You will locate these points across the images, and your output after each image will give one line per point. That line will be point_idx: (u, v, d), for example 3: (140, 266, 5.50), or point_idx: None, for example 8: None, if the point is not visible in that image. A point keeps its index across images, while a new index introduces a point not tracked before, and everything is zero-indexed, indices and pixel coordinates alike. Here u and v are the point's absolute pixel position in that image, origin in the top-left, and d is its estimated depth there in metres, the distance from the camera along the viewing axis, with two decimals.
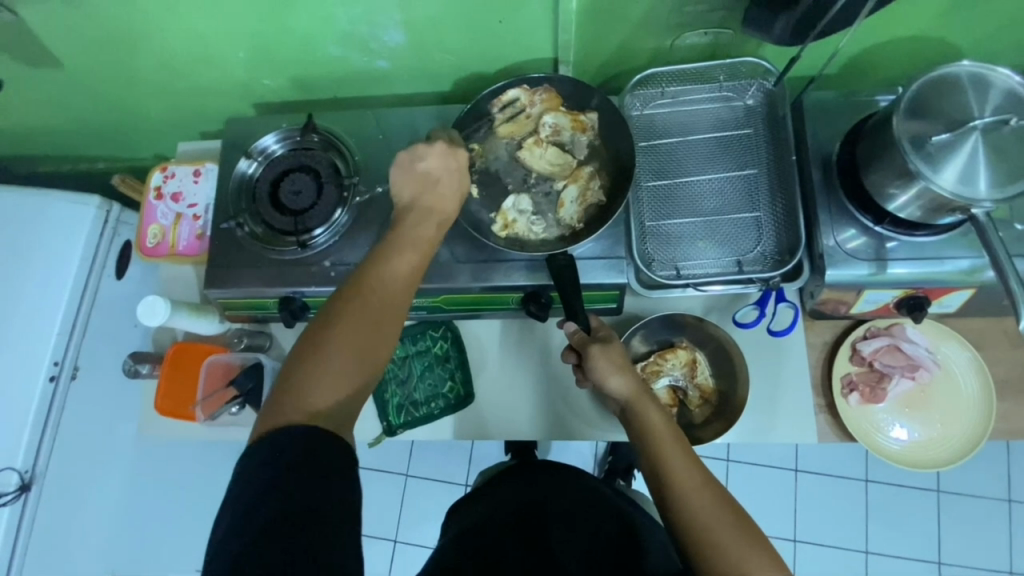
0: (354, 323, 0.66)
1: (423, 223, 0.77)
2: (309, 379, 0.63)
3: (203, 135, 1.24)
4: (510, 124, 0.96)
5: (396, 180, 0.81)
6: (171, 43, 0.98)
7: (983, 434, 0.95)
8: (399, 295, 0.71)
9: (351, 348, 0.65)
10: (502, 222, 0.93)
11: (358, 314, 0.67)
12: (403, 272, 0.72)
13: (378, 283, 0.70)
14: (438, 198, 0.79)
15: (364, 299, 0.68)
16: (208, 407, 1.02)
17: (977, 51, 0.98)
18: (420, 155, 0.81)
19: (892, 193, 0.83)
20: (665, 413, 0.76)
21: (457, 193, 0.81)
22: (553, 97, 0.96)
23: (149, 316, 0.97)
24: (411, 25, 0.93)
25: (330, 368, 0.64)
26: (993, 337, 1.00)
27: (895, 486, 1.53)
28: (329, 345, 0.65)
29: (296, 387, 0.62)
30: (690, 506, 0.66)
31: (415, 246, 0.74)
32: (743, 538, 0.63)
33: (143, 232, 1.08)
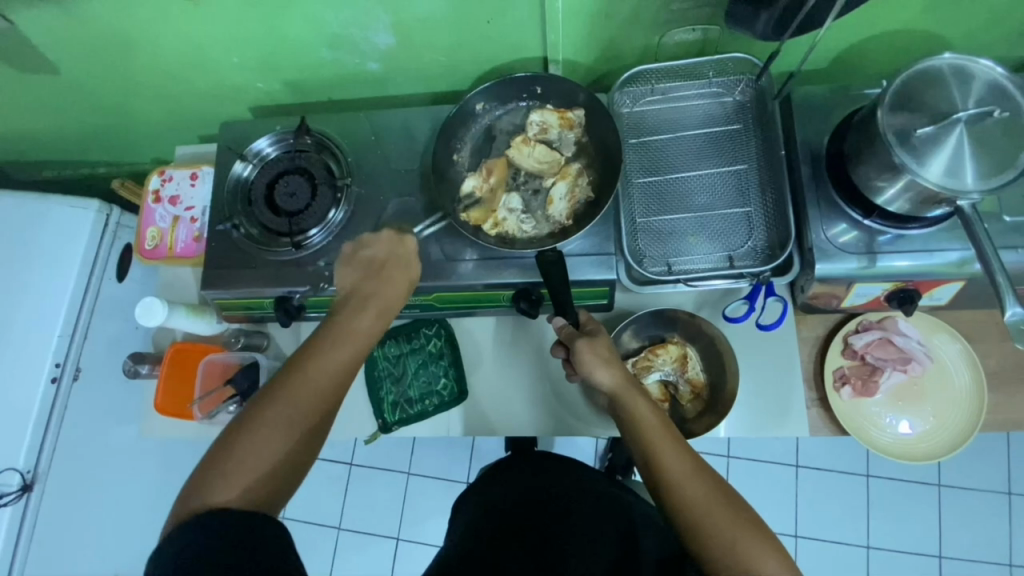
0: (271, 418, 0.68)
1: (363, 313, 0.78)
2: (218, 470, 0.65)
3: (201, 138, 1.26)
4: (479, 209, 0.95)
5: (343, 270, 0.84)
6: (166, 49, 1.00)
7: (976, 427, 0.94)
8: (325, 392, 0.72)
9: (264, 443, 0.67)
10: (493, 223, 0.94)
11: (277, 417, 0.68)
12: (334, 366, 0.73)
13: (305, 377, 0.71)
14: (384, 287, 0.81)
15: (284, 403, 0.69)
16: (206, 405, 1.05)
17: (966, 44, 0.98)
18: (366, 244, 0.85)
19: (880, 186, 0.84)
20: (653, 403, 0.76)
21: (404, 280, 0.83)
22: (501, 167, 0.96)
23: (147, 318, 0.99)
24: (401, 27, 0.95)
25: (242, 473, 0.65)
26: (985, 328, 1.00)
27: (895, 481, 1.53)
28: (243, 439, 0.67)
29: (207, 476, 0.64)
30: (684, 494, 0.67)
31: (350, 344, 0.75)
32: (739, 524, 0.64)
33: (142, 234, 1.10)
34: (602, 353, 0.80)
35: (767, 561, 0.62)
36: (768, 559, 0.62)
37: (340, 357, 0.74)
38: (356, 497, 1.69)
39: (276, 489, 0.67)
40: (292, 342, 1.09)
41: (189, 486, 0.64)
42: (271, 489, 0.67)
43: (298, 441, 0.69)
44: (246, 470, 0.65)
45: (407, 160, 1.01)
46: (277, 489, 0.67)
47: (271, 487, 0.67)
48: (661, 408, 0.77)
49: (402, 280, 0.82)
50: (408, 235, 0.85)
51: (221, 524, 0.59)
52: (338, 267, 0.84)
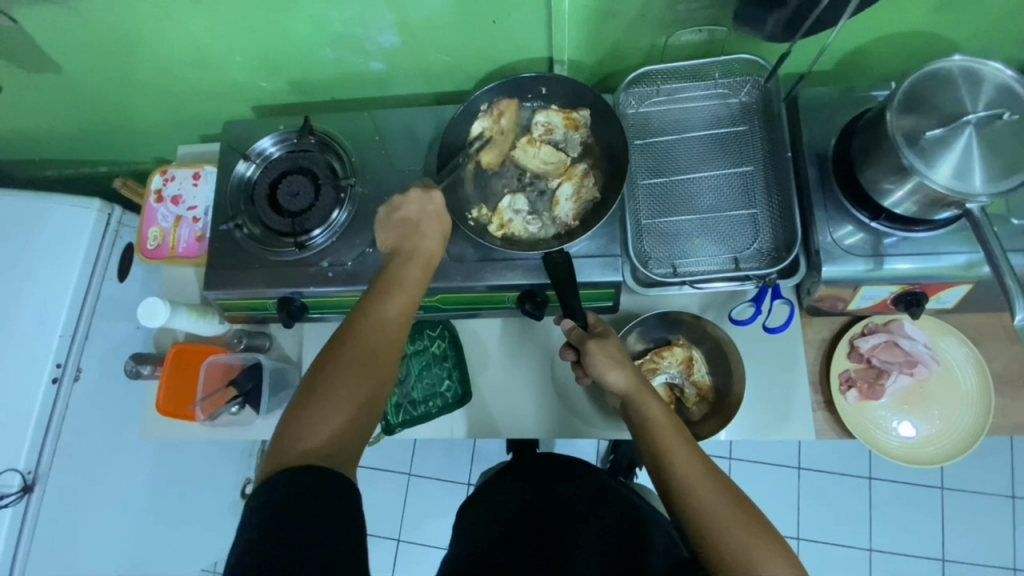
0: (348, 364, 0.68)
1: (412, 267, 0.79)
2: (307, 413, 0.65)
3: (203, 138, 1.25)
4: (484, 207, 0.96)
5: (382, 232, 0.85)
6: (169, 48, 0.99)
7: (981, 432, 0.94)
8: (392, 337, 0.73)
9: (345, 389, 0.67)
10: (498, 222, 0.94)
11: (352, 356, 0.69)
12: (394, 311, 0.74)
13: (371, 323, 0.72)
14: (423, 238, 0.82)
15: (356, 344, 0.70)
16: (208, 406, 1.03)
17: (973, 46, 0.98)
18: (400, 203, 0.85)
19: (888, 189, 0.83)
20: (666, 405, 0.76)
21: (438, 229, 0.84)
22: (511, 104, 0.96)
23: (149, 317, 0.99)
24: (405, 27, 0.94)
25: (330, 411, 0.66)
26: (991, 332, 1.00)
27: (898, 483, 1.52)
28: (323, 389, 0.67)
29: (294, 426, 0.65)
30: (693, 499, 0.66)
31: (405, 287, 0.77)
32: (748, 530, 0.63)
33: (143, 234, 1.10)
34: (616, 351, 0.80)
35: (776, 567, 0.61)
36: (774, 566, 0.61)
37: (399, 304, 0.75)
38: None
39: (363, 434, 0.68)
40: (295, 343, 1.09)
41: (279, 436, 0.65)
42: (359, 434, 0.67)
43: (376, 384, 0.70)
44: (332, 408, 0.66)
45: (411, 160, 1.01)
46: (363, 434, 0.68)
47: (359, 421, 0.67)
48: (673, 411, 0.77)
49: (438, 232, 0.84)
50: (434, 188, 0.85)
51: (318, 473, 0.60)
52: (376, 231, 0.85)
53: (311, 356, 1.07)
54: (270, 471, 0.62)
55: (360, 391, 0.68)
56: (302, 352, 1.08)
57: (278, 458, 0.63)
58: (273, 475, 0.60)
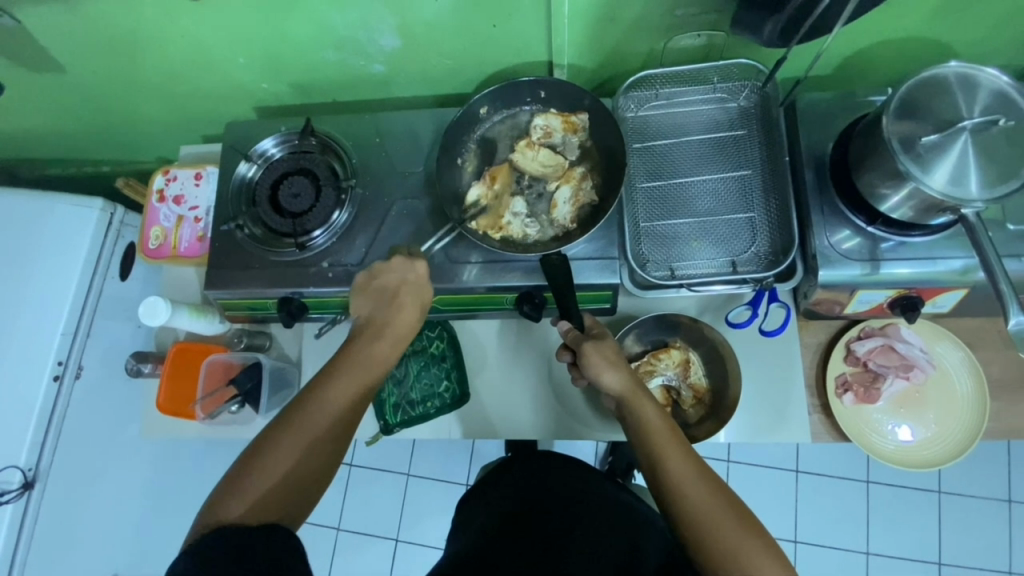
0: (283, 443, 0.69)
1: (377, 344, 0.79)
2: (236, 491, 0.66)
3: (205, 138, 1.26)
4: (487, 216, 0.95)
5: (357, 299, 0.85)
6: (172, 49, 1.00)
7: (976, 436, 0.94)
8: (335, 418, 0.72)
9: (275, 466, 0.68)
10: (496, 228, 0.95)
11: (294, 440, 0.70)
12: (346, 391, 0.74)
13: (318, 400, 0.73)
14: (397, 315, 0.82)
15: (300, 429, 0.70)
16: (208, 405, 1.04)
17: (970, 52, 0.99)
18: (379, 273, 0.85)
19: (883, 194, 0.84)
20: (661, 408, 0.76)
21: (416, 302, 0.83)
22: (506, 175, 0.96)
23: (150, 317, 0.99)
24: (406, 30, 0.95)
25: (259, 494, 0.66)
26: (987, 336, 1.00)
27: (895, 487, 1.53)
28: (256, 462, 0.68)
29: (222, 500, 0.65)
30: (685, 498, 0.67)
31: (365, 372, 0.77)
32: (739, 526, 0.64)
33: (145, 233, 1.10)
34: (609, 353, 0.81)
35: (768, 568, 0.62)
36: (765, 562, 0.62)
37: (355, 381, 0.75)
38: (356, 498, 1.69)
39: (284, 512, 0.67)
40: (295, 342, 1.10)
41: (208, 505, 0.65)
42: (280, 511, 0.67)
43: (308, 466, 0.69)
44: (262, 492, 0.66)
45: (411, 162, 1.01)
46: (287, 513, 0.67)
47: (286, 508, 0.67)
48: (667, 412, 0.77)
49: (414, 306, 0.83)
50: (419, 259, 0.85)
51: (237, 538, 0.59)
52: (354, 296, 0.85)
53: (311, 355, 1.08)
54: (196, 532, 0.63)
55: (288, 471, 0.68)
56: (302, 352, 1.08)
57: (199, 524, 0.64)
58: (192, 539, 0.61)
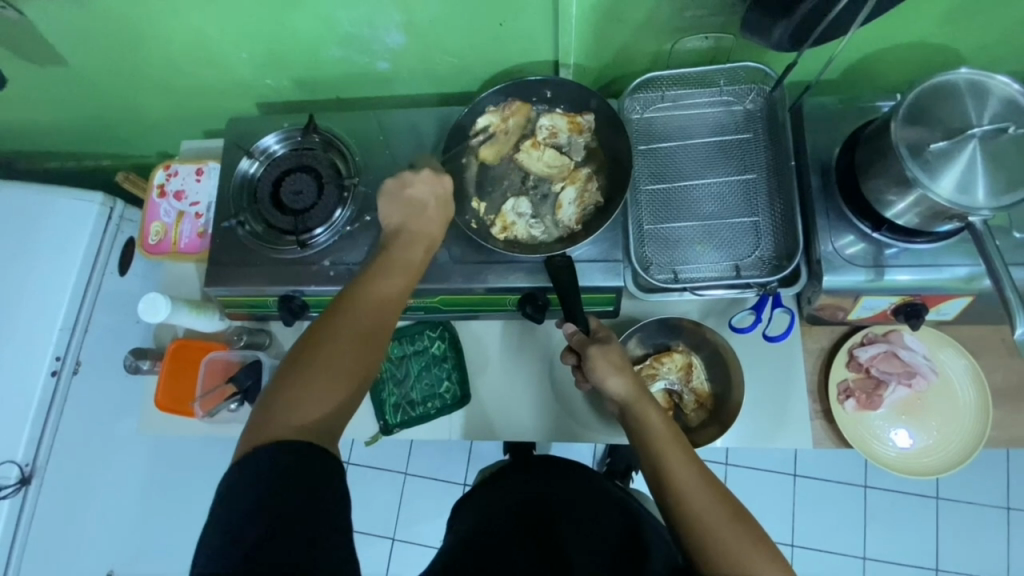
0: (340, 343, 0.68)
1: (405, 255, 0.80)
2: (300, 383, 0.65)
3: (207, 133, 1.25)
4: (491, 145, 0.97)
5: (383, 209, 0.86)
6: (175, 44, 0.99)
7: (978, 445, 0.94)
8: (383, 316, 0.73)
9: (339, 368, 0.67)
10: (499, 154, 0.97)
11: (349, 327, 0.69)
12: (387, 292, 0.75)
13: (362, 303, 0.72)
14: (424, 223, 0.84)
15: (353, 318, 0.70)
16: (207, 403, 1.04)
17: (978, 58, 0.98)
18: (408, 182, 0.86)
19: (890, 201, 0.84)
20: (666, 417, 0.75)
21: (441, 217, 0.85)
22: (521, 107, 0.97)
23: (150, 313, 0.98)
24: (412, 28, 0.94)
25: (323, 383, 0.65)
26: (990, 344, 1.00)
27: (894, 492, 1.53)
28: (314, 365, 0.66)
29: (285, 396, 0.64)
30: (690, 507, 0.66)
31: (403, 271, 0.78)
32: (744, 538, 0.64)
33: (145, 229, 1.10)
34: (616, 353, 0.80)
35: None
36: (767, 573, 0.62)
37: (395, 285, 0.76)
38: (353, 496, 1.68)
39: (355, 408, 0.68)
40: (294, 340, 1.08)
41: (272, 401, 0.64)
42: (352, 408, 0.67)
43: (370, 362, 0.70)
44: (326, 380, 0.66)
45: (415, 161, 1.01)
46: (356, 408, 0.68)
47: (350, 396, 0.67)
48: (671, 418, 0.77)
49: (440, 217, 0.85)
50: (445, 175, 0.87)
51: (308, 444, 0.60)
52: (379, 204, 0.86)
53: None
54: (254, 445, 0.60)
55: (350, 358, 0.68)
56: None
57: (265, 433, 0.61)
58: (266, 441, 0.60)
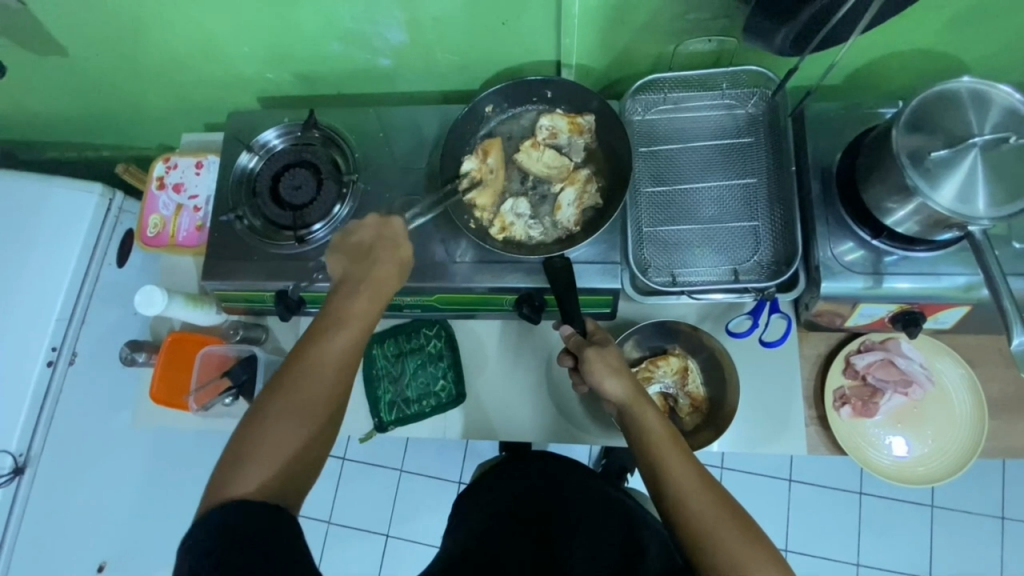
0: (280, 412, 0.68)
1: (361, 303, 0.77)
2: (238, 461, 0.65)
3: (208, 126, 1.25)
4: (482, 192, 0.94)
5: (333, 259, 0.84)
6: (176, 36, 0.99)
7: (972, 455, 0.94)
8: (330, 377, 0.71)
9: (278, 437, 0.66)
10: (493, 199, 0.94)
11: (289, 398, 0.69)
12: (336, 349, 0.73)
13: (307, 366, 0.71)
14: (375, 268, 0.80)
15: (296, 387, 0.69)
16: (202, 397, 1.03)
17: (982, 67, 0.98)
18: (354, 230, 0.85)
19: (890, 208, 0.83)
20: (663, 417, 0.75)
21: (394, 259, 0.82)
22: (496, 145, 0.95)
23: (146, 305, 0.99)
24: (413, 25, 0.94)
25: (263, 459, 0.65)
26: (988, 353, 1.00)
27: (889, 499, 1.52)
28: (255, 436, 0.66)
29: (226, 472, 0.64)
30: (688, 505, 0.66)
31: (350, 324, 0.75)
32: (743, 536, 0.64)
33: (144, 221, 1.09)
34: (609, 356, 0.80)
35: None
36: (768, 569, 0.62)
37: (345, 338, 0.73)
38: (348, 492, 1.68)
39: (298, 478, 0.67)
40: (291, 335, 1.08)
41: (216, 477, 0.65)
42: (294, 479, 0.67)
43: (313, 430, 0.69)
44: (266, 456, 0.65)
45: (414, 158, 1.00)
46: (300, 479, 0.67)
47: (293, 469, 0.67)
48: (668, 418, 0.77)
49: (392, 261, 0.82)
50: (392, 216, 0.85)
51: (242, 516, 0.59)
52: (330, 257, 0.85)
53: None
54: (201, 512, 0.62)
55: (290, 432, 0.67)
56: None
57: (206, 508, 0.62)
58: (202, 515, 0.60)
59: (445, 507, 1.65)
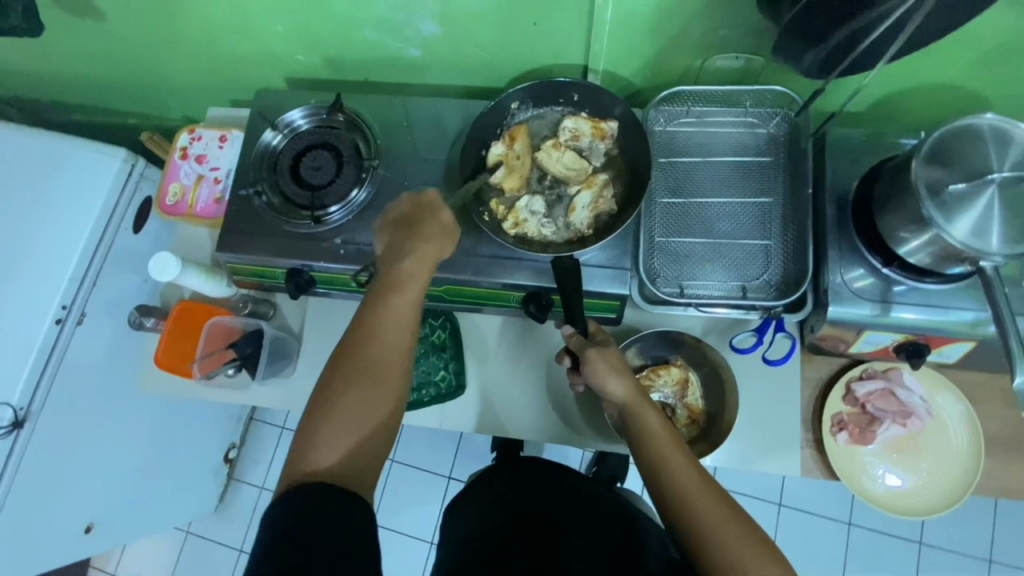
0: (354, 378, 0.71)
1: (410, 283, 0.78)
2: (317, 434, 0.68)
3: (234, 102, 1.26)
4: (508, 175, 0.96)
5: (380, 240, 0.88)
6: (212, 10, 1.01)
7: (965, 493, 0.94)
8: (395, 339, 0.74)
9: (353, 419, 0.69)
10: (519, 183, 0.96)
11: (359, 365, 0.72)
12: (394, 329, 0.75)
13: (370, 346, 0.73)
14: (421, 237, 0.83)
15: (366, 354, 0.72)
16: (206, 365, 1.04)
17: (1005, 107, 0.98)
18: (393, 212, 0.89)
19: (904, 238, 0.84)
20: (664, 419, 0.77)
21: (438, 228, 0.84)
22: (522, 132, 0.96)
23: (160, 272, 0.99)
24: (446, 18, 0.95)
25: (343, 428, 0.68)
26: (989, 392, 0.99)
27: (877, 532, 1.52)
28: (334, 395, 0.70)
29: (305, 446, 0.67)
30: (692, 511, 0.66)
31: (408, 289, 0.78)
32: (747, 543, 0.63)
33: (164, 189, 1.11)
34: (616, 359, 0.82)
35: None
36: None
37: (400, 308, 0.76)
38: None
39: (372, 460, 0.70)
40: (298, 313, 1.09)
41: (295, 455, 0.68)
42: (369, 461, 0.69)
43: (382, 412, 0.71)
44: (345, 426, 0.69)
45: (436, 149, 1.01)
46: (384, 435, 0.71)
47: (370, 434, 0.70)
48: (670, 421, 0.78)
49: (438, 229, 0.84)
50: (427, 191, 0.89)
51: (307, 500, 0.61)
52: (378, 237, 0.89)
53: (312, 329, 1.07)
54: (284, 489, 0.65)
55: (365, 396, 0.70)
56: (304, 325, 1.08)
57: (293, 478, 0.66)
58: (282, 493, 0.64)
59: (433, 501, 1.65)
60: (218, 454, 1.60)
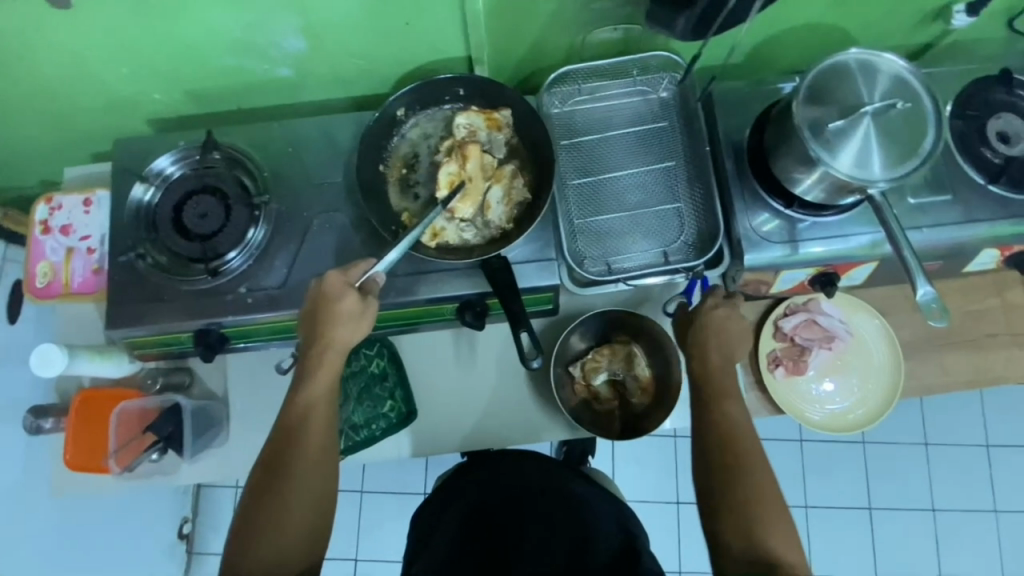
0: (284, 488, 0.71)
1: (322, 379, 0.77)
2: (249, 543, 0.69)
3: (95, 156, 1.13)
4: (465, 199, 0.89)
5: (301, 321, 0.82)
6: (38, 60, 0.88)
7: (883, 413, 1.02)
8: (316, 436, 0.75)
9: (286, 520, 0.70)
10: (474, 208, 0.89)
11: (283, 474, 0.72)
12: (311, 426, 0.75)
13: (296, 446, 0.73)
14: (325, 322, 0.78)
15: (287, 461, 0.73)
16: (124, 457, 0.94)
17: (864, 36, 1.04)
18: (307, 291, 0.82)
19: (798, 178, 0.88)
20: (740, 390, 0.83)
21: (349, 313, 0.77)
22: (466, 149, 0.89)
23: (45, 367, 0.88)
24: (310, 31, 0.88)
25: (271, 539, 0.69)
26: (897, 302, 1.08)
27: (828, 442, 1.63)
28: (262, 506, 0.71)
29: (237, 555, 0.69)
30: (749, 460, 0.74)
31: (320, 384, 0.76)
32: (772, 495, 0.72)
33: (30, 272, 0.98)
34: (737, 334, 0.83)
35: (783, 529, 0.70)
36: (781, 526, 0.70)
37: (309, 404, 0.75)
38: None
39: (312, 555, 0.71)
40: (219, 377, 1.00)
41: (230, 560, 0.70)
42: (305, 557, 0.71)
43: (312, 510, 0.72)
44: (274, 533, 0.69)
45: (331, 172, 0.95)
46: (316, 529, 0.72)
47: (304, 535, 0.71)
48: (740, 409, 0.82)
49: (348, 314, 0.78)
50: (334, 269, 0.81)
51: None
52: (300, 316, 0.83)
53: (238, 388, 0.99)
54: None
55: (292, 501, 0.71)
56: (228, 386, 0.99)
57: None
58: None
59: None
60: (170, 532, 1.47)
